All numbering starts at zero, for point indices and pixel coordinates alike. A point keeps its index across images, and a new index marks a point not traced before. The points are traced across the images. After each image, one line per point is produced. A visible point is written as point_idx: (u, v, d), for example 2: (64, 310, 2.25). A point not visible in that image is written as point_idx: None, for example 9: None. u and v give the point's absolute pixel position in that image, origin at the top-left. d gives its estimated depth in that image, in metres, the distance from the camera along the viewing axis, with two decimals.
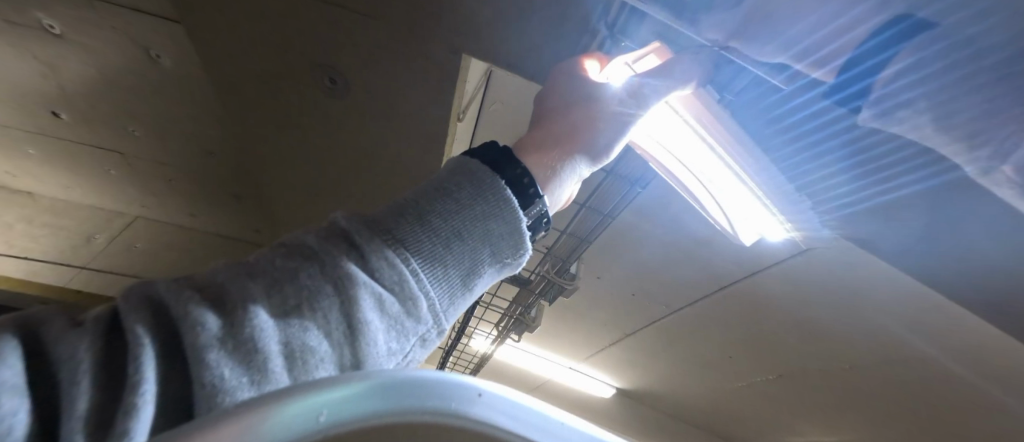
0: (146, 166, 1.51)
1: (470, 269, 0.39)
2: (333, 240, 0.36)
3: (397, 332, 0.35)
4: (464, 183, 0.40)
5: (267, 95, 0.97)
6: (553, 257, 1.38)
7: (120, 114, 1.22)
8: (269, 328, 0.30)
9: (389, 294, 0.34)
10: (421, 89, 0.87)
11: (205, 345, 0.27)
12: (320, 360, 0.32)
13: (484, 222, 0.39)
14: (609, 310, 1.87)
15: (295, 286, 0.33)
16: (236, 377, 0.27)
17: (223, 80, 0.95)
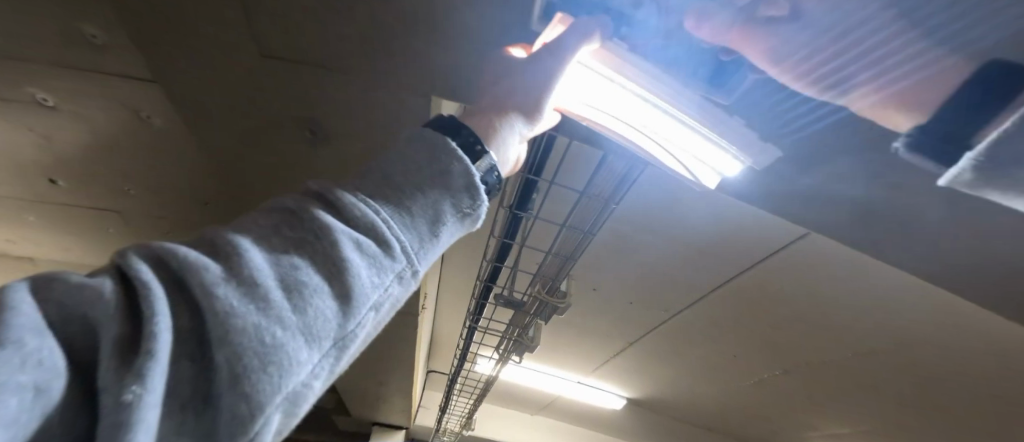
0: (144, 223, 1.53)
1: (445, 212, 0.40)
2: (308, 201, 0.37)
3: (380, 273, 0.36)
4: (413, 146, 0.41)
5: (240, 145, 0.98)
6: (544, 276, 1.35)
7: (116, 175, 1.25)
8: (265, 266, 0.31)
9: (367, 238, 0.36)
10: (385, 134, 0.86)
11: (210, 285, 0.29)
12: (317, 292, 0.32)
13: (448, 175, 0.41)
14: (611, 323, 1.86)
15: (284, 237, 0.34)
16: (244, 307, 0.29)
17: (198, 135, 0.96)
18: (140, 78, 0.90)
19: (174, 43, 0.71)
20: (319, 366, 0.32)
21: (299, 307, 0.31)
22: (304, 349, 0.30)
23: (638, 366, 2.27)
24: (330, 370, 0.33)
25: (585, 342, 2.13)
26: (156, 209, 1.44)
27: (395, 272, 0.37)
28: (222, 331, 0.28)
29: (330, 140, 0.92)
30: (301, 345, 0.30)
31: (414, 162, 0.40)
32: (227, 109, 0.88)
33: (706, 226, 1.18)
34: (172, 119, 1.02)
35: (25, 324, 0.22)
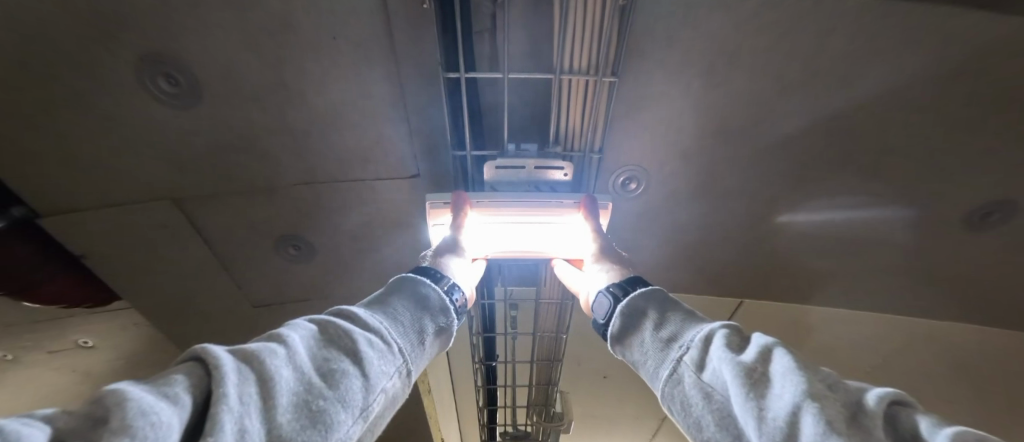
0: (81, 373, 1.35)
1: (408, 333, 0.54)
2: (327, 332, 0.47)
3: (357, 409, 0.42)
4: (417, 295, 0.61)
5: (234, 248, 1.00)
6: (534, 405, 1.30)
7: (61, 322, 1.14)
8: (304, 358, 0.42)
9: (359, 377, 0.43)
10: (388, 218, 0.95)
11: (267, 366, 0.38)
12: (322, 416, 0.38)
13: (394, 321, 0.54)
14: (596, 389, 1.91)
15: (307, 340, 0.45)
16: (284, 385, 0.38)
17: (188, 245, 0.99)
18: (122, 216, 0.92)
19: (192, 126, 0.80)
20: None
21: (326, 386, 0.41)
22: (328, 419, 0.38)
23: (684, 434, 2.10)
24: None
25: (624, 417, 2.06)
26: (83, 341, 1.23)
27: (383, 365, 0.47)
28: (269, 397, 0.36)
29: (332, 233, 0.98)
30: (324, 423, 0.38)
31: (389, 310, 0.55)
32: (226, 216, 0.94)
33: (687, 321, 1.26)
34: (141, 255, 0.99)
35: (151, 410, 0.28)
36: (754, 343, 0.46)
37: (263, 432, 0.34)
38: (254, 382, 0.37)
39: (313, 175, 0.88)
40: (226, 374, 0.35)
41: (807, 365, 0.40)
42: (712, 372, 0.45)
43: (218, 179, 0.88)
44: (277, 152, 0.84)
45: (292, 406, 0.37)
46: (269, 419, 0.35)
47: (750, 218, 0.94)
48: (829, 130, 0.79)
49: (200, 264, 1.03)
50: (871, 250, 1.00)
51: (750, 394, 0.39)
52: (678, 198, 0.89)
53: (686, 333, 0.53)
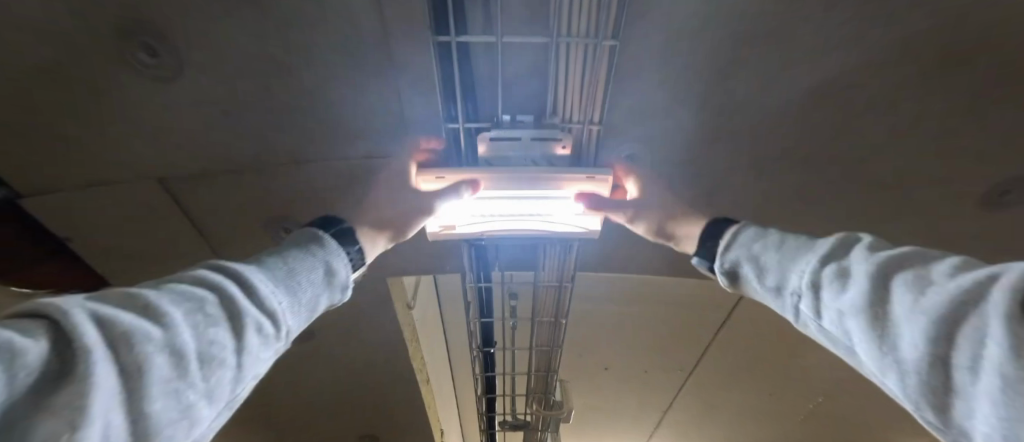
0: None
1: (298, 313, 0.52)
2: (213, 306, 0.42)
3: (221, 401, 0.39)
4: (310, 264, 0.59)
5: (222, 229, 0.98)
6: (534, 393, 1.27)
7: None
8: (187, 338, 0.37)
9: (231, 367, 0.40)
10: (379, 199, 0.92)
11: (141, 351, 0.32)
12: (186, 413, 0.34)
13: (289, 301, 0.51)
14: (596, 380, 1.87)
15: (190, 313, 0.39)
16: (159, 374, 0.33)
17: (175, 228, 0.96)
18: (108, 197, 0.89)
19: (170, 103, 0.76)
20: (194, 436, 0.36)
21: (202, 376, 0.37)
22: (190, 416, 0.35)
23: (687, 426, 2.08)
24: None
25: (626, 408, 2.03)
26: None
27: (265, 351, 0.45)
28: (139, 389, 0.31)
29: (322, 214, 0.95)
30: (189, 419, 0.35)
31: (287, 283, 0.52)
32: (212, 197, 0.91)
33: None
34: (129, 238, 0.97)
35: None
36: (856, 271, 0.43)
37: (124, 432, 0.29)
38: (118, 367, 0.30)
39: (302, 153, 0.84)
40: (88, 358, 0.28)
41: (921, 286, 0.36)
42: (832, 318, 0.44)
43: (204, 158, 0.85)
44: (264, 130, 0.80)
45: (165, 396, 0.33)
46: (137, 412, 0.31)
47: (754, 196, 0.91)
48: (844, 103, 0.75)
49: (191, 249, 1.01)
50: (878, 228, 0.98)
51: (882, 354, 0.36)
52: (680, 173, 0.86)
53: (789, 278, 0.53)
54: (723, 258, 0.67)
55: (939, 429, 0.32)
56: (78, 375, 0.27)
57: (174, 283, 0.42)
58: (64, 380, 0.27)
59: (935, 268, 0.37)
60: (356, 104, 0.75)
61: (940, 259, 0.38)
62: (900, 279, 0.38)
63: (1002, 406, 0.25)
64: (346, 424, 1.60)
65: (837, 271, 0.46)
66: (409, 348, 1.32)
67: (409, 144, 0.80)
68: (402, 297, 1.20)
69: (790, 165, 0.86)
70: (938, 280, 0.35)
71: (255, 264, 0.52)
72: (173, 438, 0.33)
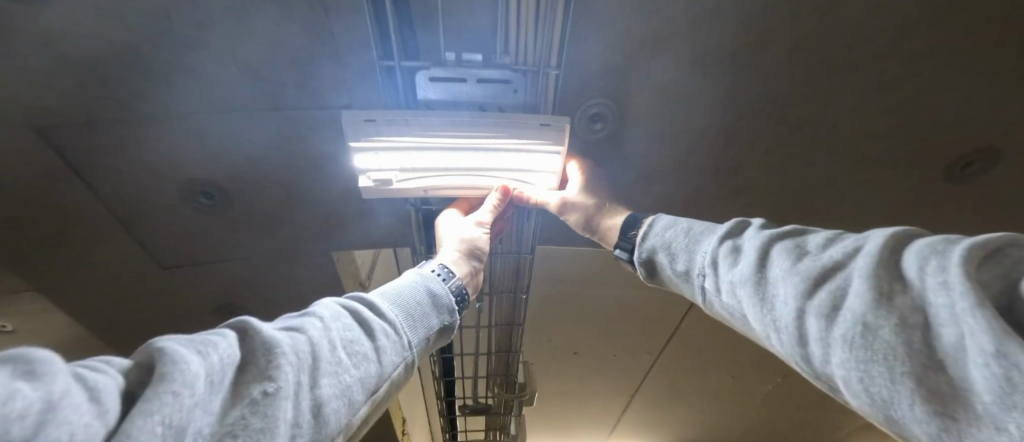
0: None
1: (417, 328, 0.61)
2: (350, 316, 0.54)
3: (367, 388, 0.49)
4: (421, 286, 0.67)
5: (123, 195, 0.83)
6: (494, 376, 1.20)
7: None
8: (331, 337, 0.49)
9: (369, 359, 0.51)
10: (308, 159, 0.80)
11: (307, 342, 0.46)
12: (333, 396, 0.45)
13: (406, 312, 0.61)
14: (563, 363, 1.83)
15: (336, 317, 0.53)
16: (324, 355, 0.46)
17: (62, 194, 0.81)
18: None
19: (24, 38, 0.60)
20: (352, 417, 0.46)
21: (349, 364, 0.48)
22: (338, 396, 0.45)
23: (650, 409, 2.08)
24: (353, 425, 0.47)
25: (592, 392, 2.00)
26: None
27: (396, 352, 0.55)
28: (314, 365, 0.45)
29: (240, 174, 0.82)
30: (345, 397, 0.46)
31: (402, 302, 0.62)
32: (106, 156, 0.76)
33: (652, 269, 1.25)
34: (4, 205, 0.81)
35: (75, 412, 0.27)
36: (746, 246, 0.54)
37: (309, 394, 0.42)
38: (304, 350, 0.44)
39: (208, 106, 0.71)
40: (277, 346, 0.42)
41: (799, 255, 0.47)
42: (728, 291, 0.53)
43: (93, 110, 0.70)
44: (164, 74, 0.66)
45: (327, 376, 0.45)
46: (312, 385, 0.43)
47: (727, 161, 0.85)
48: (830, 56, 0.69)
49: (91, 218, 0.86)
50: (845, 200, 0.96)
51: (767, 316, 0.46)
52: (651, 134, 0.78)
53: (731, 255, 0.55)
54: (640, 247, 0.71)
55: (815, 374, 0.42)
56: (266, 353, 0.41)
57: (320, 303, 0.56)
58: (251, 366, 0.40)
59: (810, 241, 0.48)
60: (269, 50, 0.62)
61: (823, 235, 0.49)
62: (779, 248, 0.50)
63: (874, 359, 0.34)
64: None
65: (791, 250, 0.48)
66: None
67: (342, 97, 0.68)
68: (349, 275, 1.09)
69: (765, 127, 0.79)
70: (819, 254, 0.45)
71: (378, 291, 0.63)
72: (338, 413, 0.45)
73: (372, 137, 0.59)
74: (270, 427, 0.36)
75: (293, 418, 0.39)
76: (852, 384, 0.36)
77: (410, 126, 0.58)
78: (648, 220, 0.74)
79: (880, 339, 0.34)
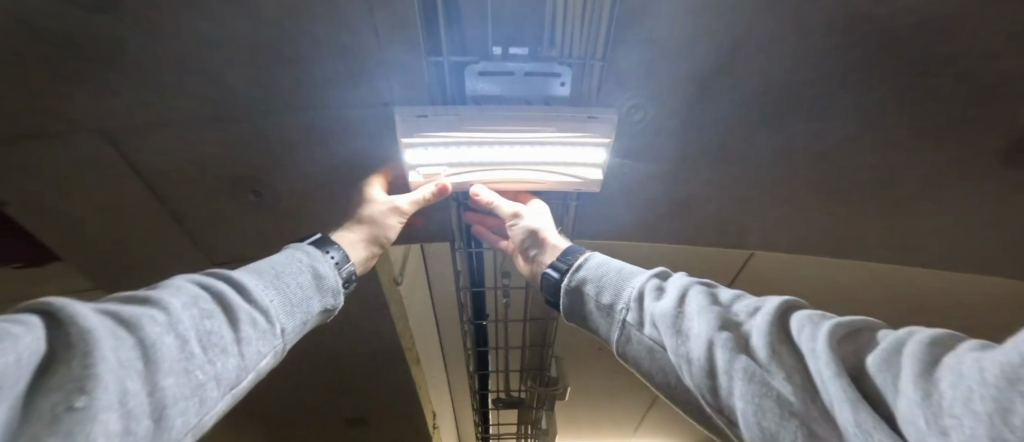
0: None
1: (297, 317, 0.58)
2: (206, 300, 0.49)
3: (221, 386, 0.45)
4: (301, 266, 0.63)
5: (182, 190, 0.88)
6: (527, 369, 1.21)
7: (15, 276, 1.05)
8: (185, 329, 0.44)
9: (219, 355, 0.46)
10: (353, 153, 0.82)
11: (147, 336, 0.40)
12: (174, 398, 0.40)
13: (285, 303, 0.57)
14: (590, 360, 1.83)
15: (190, 305, 0.46)
16: (167, 354, 0.41)
17: (129, 189, 0.87)
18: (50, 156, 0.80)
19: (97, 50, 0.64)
20: (204, 416, 0.43)
21: (204, 359, 0.44)
22: (179, 398, 0.40)
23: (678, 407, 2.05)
24: (205, 424, 0.44)
25: (617, 388, 2.00)
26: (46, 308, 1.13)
27: (266, 343, 0.52)
28: (152, 368, 0.39)
29: (289, 170, 0.86)
30: (196, 398, 0.42)
31: (278, 286, 0.57)
32: (168, 152, 0.82)
33: (681, 252, 1.27)
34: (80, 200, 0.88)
35: None
36: (674, 288, 0.58)
37: (146, 401, 0.37)
38: (136, 351, 0.39)
39: (262, 103, 0.74)
40: (97, 338, 0.36)
41: (730, 314, 0.49)
42: (650, 324, 0.57)
43: (152, 108, 0.74)
44: (215, 75, 0.68)
45: (173, 376, 0.40)
46: (150, 386, 0.38)
47: (770, 155, 0.83)
48: (900, 60, 0.63)
49: (149, 211, 0.91)
50: (894, 195, 0.92)
51: (688, 354, 0.49)
52: (693, 128, 0.77)
53: (663, 291, 0.59)
54: (572, 275, 0.72)
55: (716, 409, 0.46)
56: (80, 352, 0.35)
57: (167, 283, 0.49)
58: (58, 364, 0.33)
59: (739, 303, 0.52)
60: (322, 50, 0.64)
61: (746, 295, 0.54)
62: (700, 295, 0.54)
63: (767, 404, 0.40)
64: (329, 406, 1.53)
65: (747, 307, 0.50)
66: (396, 325, 1.24)
67: (388, 93, 0.70)
68: (386, 269, 1.12)
69: (816, 127, 0.76)
70: (753, 312, 0.49)
71: (245, 269, 0.58)
72: (186, 416, 0.41)
73: (421, 133, 0.60)
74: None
75: (127, 425, 0.35)
76: (747, 419, 0.41)
77: (459, 121, 0.59)
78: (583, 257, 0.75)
79: (775, 388, 0.40)
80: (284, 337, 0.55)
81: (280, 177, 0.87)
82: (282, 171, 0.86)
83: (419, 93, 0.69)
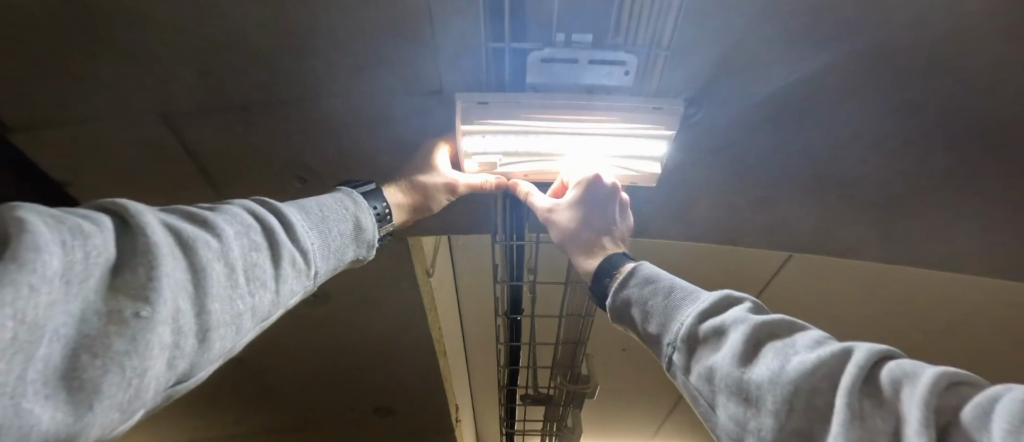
0: None
1: (330, 257, 0.57)
2: (257, 230, 0.47)
3: (255, 320, 0.45)
4: (339, 211, 0.62)
5: (229, 174, 0.90)
6: (558, 366, 1.20)
7: None
8: (234, 257, 0.43)
9: (261, 290, 0.45)
10: (399, 140, 0.82)
11: (204, 256, 0.39)
12: (218, 325, 0.39)
13: (323, 248, 0.56)
14: (612, 361, 1.81)
15: (242, 234, 0.45)
16: (216, 278, 0.40)
17: (180, 169, 0.89)
18: (108, 136, 0.82)
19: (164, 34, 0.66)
20: (236, 344, 0.42)
21: (248, 289, 0.43)
22: (220, 326, 0.39)
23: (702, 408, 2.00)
24: (233, 352, 0.43)
25: (637, 390, 1.98)
26: None
27: (298, 282, 0.51)
28: (202, 286, 0.38)
29: (334, 157, 0.87)
30: (235, 326, 0.42)
31: (320, 227, 0.57)
32: (218, 138, 0.83)
33: (714, 251, 1.25)
34: (134, 177, 0.91)
35: (32, 286, 0.25)
36: (727, 330, 0.45)
37: (191, 320, 0.36)
38: (190, 270, 0.38)
39: (313, 91, 0.75)
40: (159, 252, 0.35)
41: (781, 354, 0.39)
42: (700, 375, 0.46)
43: (207, 90, 0.75)
44: (273, 59, 0.69)
45: (220, 299, 0.40)
46: (199, 308, 0.37)
47: (824, 154, 0.80)
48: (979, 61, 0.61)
49: (199, 190, 0.94)
50: (951, 207, 0.88)
51: (745, 412, 0.39)
52: (745, 126, 0.75)
53: (709, 337, 0.47)
54: (616, 296, 0.63)
55: None
56: (143, 263, 0.34)
57: (224, 207, 0.48)
58: (126, 270, 0.33)
59: (797, 343, 0.40)
60: (381, 36, 0.65)
61: (807, 331, 0.42)
62: (761, 344, 0.42)
63: None
64: (355, 393, 1.54)
65: (809, 343, 0.39)
66: (427, 317, 1.24)
67: (440, 77, 0.70)
68: (421, 260, 1.12)
69: (874, 126, 0.74)
70: (802, 351, 0.38)
71: (293, 206, 0.57)
72: (222, 341, 0.40)
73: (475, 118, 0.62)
74: (139, 352, 0.30)
75: (171, 341, 0.34)
76: None
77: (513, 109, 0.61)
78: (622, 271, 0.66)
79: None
80: (313, 280, 0.55)
81: (324, 164, 0.88)
82: (326, 158, 0.87)
83: (472, 79, 0.69)
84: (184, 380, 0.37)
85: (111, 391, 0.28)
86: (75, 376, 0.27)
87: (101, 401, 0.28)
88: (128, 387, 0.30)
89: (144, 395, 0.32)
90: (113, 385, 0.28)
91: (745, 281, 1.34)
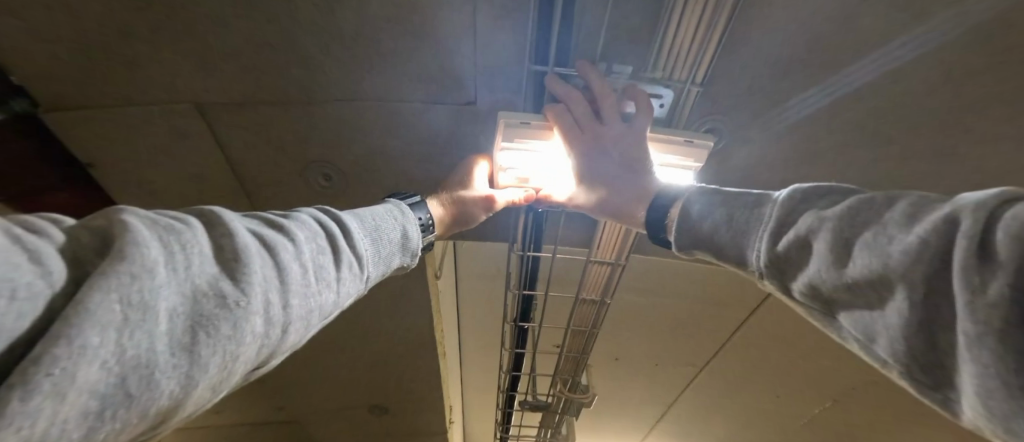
0: None
1: (380, 261, 0.60)
2: (322, 235, 0.50)
3: (321, 316, 0.47)
4: (388, 217, 0.64)
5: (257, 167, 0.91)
6: (560, 374, 1.22)
7: None
8: (306, 259, 0.45)
9: (328, 291, 0.47)
10: (425, 149, 0.84)
11: (282, 258, 0.42)
12: (296, 317, 0.43)
13: (375, 254, 0.58)
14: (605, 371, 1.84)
15: (311, 239, 0.48)
16: (295, 277, 0.43)
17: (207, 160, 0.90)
18: (142, 123, 0.83)
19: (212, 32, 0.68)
20: (304, 336, 0.45)
21: (318, 290, 0.46)
22: (297, 319, 0.43)
23: (689, 420, 2.05)
24: (299, 344, 0.46)
25: (627, 400, 2.01)
26: None
27: (354, 285, 0.53)
28: (285, 284, 0.41)
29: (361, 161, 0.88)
30: (306, 321, 0.44)
31: (374, 233, 0.59)
32: (254, 134, 0.84)
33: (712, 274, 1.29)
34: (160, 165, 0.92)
35: (139, 274, 0.30)
36: (808, 236, 0.42)
37: (278, 313, 0.40)
38: (273, 269, 0.41)
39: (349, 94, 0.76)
40: (249, 254, 0.39)
41: (868, 241, 0.36)
42: (801, 289, 0.43)
43: (248, 87, 0.76)
44: (313, 61, 0.71)
45: (297, 296, 0.43)
46: (284, 301, 0.41)
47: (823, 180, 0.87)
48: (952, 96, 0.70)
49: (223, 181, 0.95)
50: None
51: (871, 315, 0.35)
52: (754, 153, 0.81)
53: (792, 247, 0.44)
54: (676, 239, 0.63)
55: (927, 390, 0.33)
56: (236, 259, 0.38)
57: (293, 214, 0.51)
58: (225, 262, 0.37)
59: (887, 218, 0.36)
60: (429, 51, 0.68)
61: (902, 198, 0.37)
62: (840, 241, 0.39)
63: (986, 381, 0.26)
64: (352, 390, 1.55)
65: (901, 214, 0.35)
66: (433, 319, 1.26)
67: (475, 93, 0.73)
68: (433, 263, 1.14)
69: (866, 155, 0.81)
70: (898, 232, 0.34)
71: (349, 213, 0.59)
72: (297, 333, 0.44)
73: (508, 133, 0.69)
74: (235, 334, 0.35)
75: (262, 329, 0.38)
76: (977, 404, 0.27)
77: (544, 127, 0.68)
78: (679, 207, 0.64)
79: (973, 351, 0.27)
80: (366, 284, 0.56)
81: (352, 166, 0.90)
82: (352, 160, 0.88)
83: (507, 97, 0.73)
84: (261, 366, 0.42)
85: (213, 367, 0.33)
86: (190, 349, 0.32)
87: (205, 375, 0.33)
88: (225, 364, 0.35)
89: (238, 370, 0.37)
90: (216, 361, 0.33)
91: (738, 305, 1.38)
